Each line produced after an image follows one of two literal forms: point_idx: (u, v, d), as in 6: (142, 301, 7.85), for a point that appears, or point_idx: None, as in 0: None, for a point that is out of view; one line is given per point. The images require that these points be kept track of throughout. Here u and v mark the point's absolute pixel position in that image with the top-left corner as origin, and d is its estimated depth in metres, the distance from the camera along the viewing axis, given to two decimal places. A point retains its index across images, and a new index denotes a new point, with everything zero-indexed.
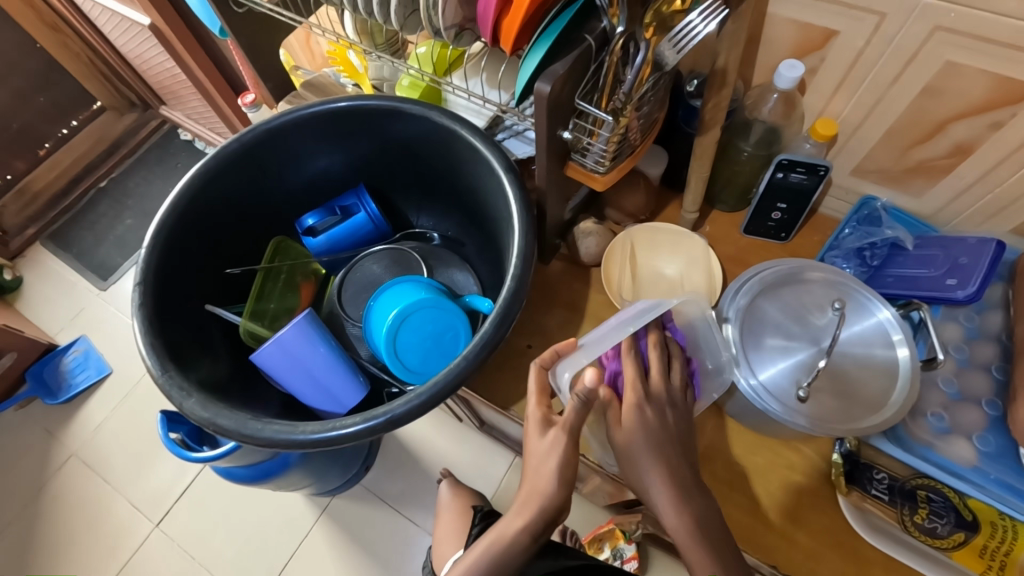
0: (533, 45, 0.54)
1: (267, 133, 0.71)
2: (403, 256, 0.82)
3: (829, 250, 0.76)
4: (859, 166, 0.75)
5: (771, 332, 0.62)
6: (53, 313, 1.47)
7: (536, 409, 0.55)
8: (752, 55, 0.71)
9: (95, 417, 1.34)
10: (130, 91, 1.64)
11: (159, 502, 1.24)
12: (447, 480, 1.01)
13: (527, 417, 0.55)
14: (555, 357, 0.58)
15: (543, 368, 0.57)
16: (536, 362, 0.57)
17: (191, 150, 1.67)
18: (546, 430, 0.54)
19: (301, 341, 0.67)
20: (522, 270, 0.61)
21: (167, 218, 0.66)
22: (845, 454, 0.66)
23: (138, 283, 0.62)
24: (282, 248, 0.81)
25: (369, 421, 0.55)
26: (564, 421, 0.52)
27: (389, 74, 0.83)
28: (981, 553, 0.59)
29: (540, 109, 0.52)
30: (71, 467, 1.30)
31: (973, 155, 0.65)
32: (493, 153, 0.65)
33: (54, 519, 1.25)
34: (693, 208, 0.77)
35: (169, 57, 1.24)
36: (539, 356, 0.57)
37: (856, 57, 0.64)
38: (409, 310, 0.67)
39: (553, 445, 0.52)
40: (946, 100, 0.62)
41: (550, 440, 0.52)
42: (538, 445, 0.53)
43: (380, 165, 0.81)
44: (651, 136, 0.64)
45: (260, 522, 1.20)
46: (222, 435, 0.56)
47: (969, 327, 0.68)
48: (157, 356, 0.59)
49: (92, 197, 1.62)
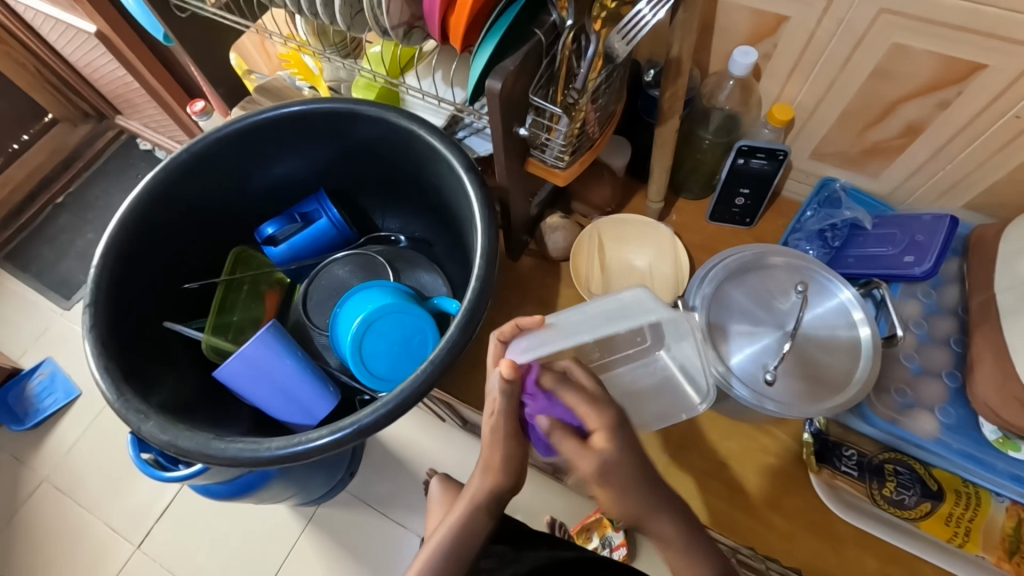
0: (482, 41, 0.53)
1: (218, 142, 0.68)
2: (368, 260, 0.80)
3: (793, 233, 0.77)
4: (818, 149, 0.76)
5: (737, 318, 0.63)
6: (15, 336, 1.41)
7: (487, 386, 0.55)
8: (707, 43, 0.71)
9: (66, 440, 1.30)
10: (82, 101, 1.57)
11: (138, 523, 1.21)
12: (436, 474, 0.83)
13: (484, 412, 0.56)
14: (515, 330, 0.55)
15: (503, 341, 0.56)
16: (496, 333, 0.56)
17: (151, 159, 1.61)
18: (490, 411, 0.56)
19: (265, 354, 0.65)
20: (487, 270, 0.61)
21: (116, 236, 0.63)
22: (815, 434, 0.67)
23: (89, 304, 0.60)
24: (243, 258, 0.79)
25: (337, 433, 0.54)
26: (495, 407, 0.54)
27: (345, 75, 0.81)
28: (947, 521, 0.61)
29: (493, 106, 0.51)
30: (43, 493, 1.26)
31: (924, 134, 0.66)
32: (453, 152, 0.64)
33: (29, 547, 1.21)
34: (658, 198, 0.77)
35: (119, 63, 1.19)
36: (502, 327, 0.56)
37: (807, 42, 0.64)
38: (374, 316, 0.66)
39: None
40: (895, 81, 0.63)
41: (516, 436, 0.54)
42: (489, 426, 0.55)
43: (340, 169, 0.79)
44: (610, 128, 0.64)
45: (244, 536, 1.18)
46: (184, 456, 0.55)
47: (927, 302, 0.69)
48: (111, 379, 0.57)
49: (49, 213, 1.56)
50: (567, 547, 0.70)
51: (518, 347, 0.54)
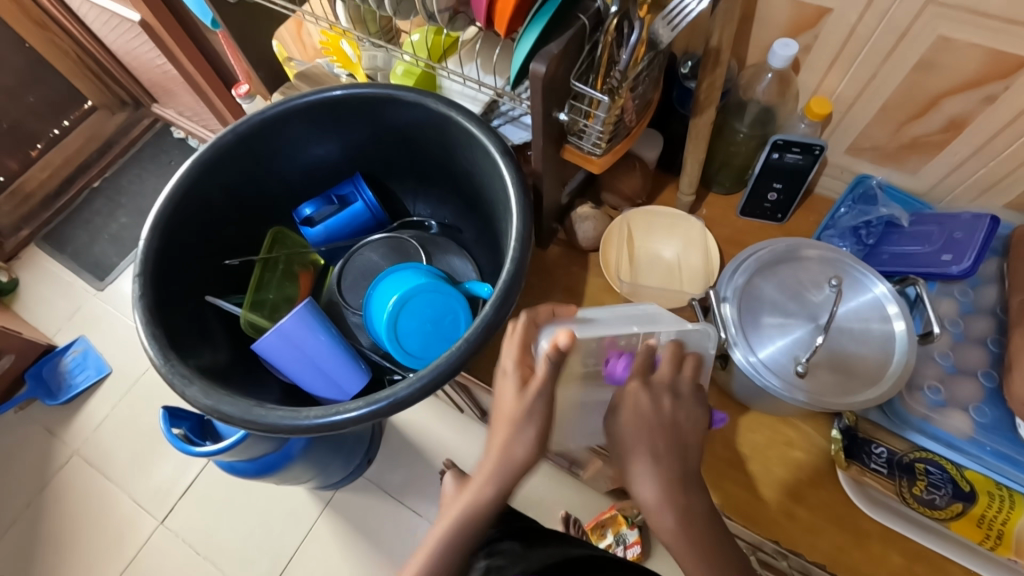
0: (527, 26, 0.55)
1: (263, 123, 0.70)
2: (400, 243, 0.82)
3: (825, 230, 0.77)
4: (854, 145, 0.76)
5: (768, 311, 0.63)
6: (52, 314, 1.47)
7: (514, 363, 0.54)
8: (746, 34, 0.71)
9: (97, 415, 1.34)
10: (121, 89, 1.63)
11: (163, 500, 1.24)
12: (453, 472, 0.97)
13: (506, 413, 0.53)
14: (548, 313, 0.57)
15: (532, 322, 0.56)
16: (527, 315, 0.56)
17: (184, 147, 1.66)
18: (523, 388, 0.53)
19: (302, 329, 0.67)
20: (521, 252, 0.62)
21: (164, 211, 0.65)
22: (844, 430, 0.66)
23: (137, 275, 0.62)
24: (280, 238, 0.82)
25: (373, 404, 0.55)
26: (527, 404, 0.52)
27: (382, 63, 0.82)
28: (979, 522, 0.60)
29: (536, 90, 0.52)
30: (72, 466, 1.30)
31: (967, 130, 0.65)
32: (490, 138, 0.65)
33: (57, 518, 1.25)
34: (690, 190, 0.78)
35: (160, 52, 1.23)
36: (536, 309, 0.57)
37: (849, 34, 0.64)
38: (409, 295, 0.68)
39: (534, 407, 0.52)
40: (939, 75, 0.62)
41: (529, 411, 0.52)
42: (516, 401, 0.52)
43: (375, 154, 0.80)
44: (646, 117, 0.65)
45: (264, 516, 1.20)
46: (226, 422, 0.57)
47: (963, 302, 0.68)
48: (159, 345, 0.59)
49: (86, 196, 1.61)
50: (579, 544, 0.70)
51: (554, 329, 0.54)
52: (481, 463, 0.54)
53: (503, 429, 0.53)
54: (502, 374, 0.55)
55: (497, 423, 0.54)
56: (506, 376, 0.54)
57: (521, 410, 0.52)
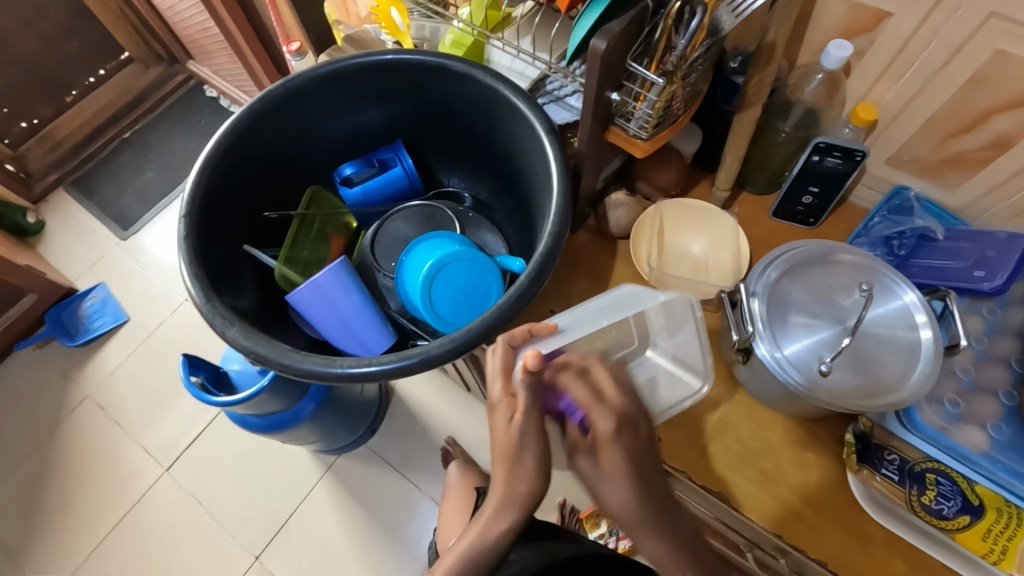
0: (588, 5, 0.58)
1: (314, 81, 0.71)
2: (435, 212, 0.83)
3: (857, 237, 0.76)
4: (895, 156, 0.75)
5: (797, 310, 0.63)
6: (75, 259, 1.49)
7: (500, 394, 0.54)
8: (799, 35, 0.72)
9: (112, 362, 1.37)
10: (157, 44, 1.64)
11: (170, 449, 1.27)
12: (456, 460, 1.04)
13: (495, 442, 0.53)
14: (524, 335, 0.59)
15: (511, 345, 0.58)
16: (507, 339, 0.58)
17: (215, 107, 1.67)
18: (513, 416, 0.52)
19: (337, 286, 0.69)
20: (559, 228, 0.63)
21: (212, 158, 0.67)
22: (857, 435, 0.67)
23: (183, 215, 0.64)
24: (317, 198, 0.83)
25: (404, 360, 0.57)
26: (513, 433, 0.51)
27: (430, 34, 0.83)
28: (984, 536, 0.61)
29: (594, 66, 0.53)
30: (85, 408, 1.33)
31: (1012, 149, 0.65)
32: (536, 114, 0.65)
33: (66, 457, 1.28)
34: (725, 186, 0.78)
35: (205, 11, 1.24)
36: (512, 332, 0.58)
37: (903, 44, 0.64)
38: (443, 261, 0.69)
39: (524, 435, 0.51)
40: (992, 91, 0.62)
41: (516, 429, 0.51)
42: (506, 429, 0.52)
43: (417, 122, 0.82)
44: (693, 108, 0.65)
45: (268, 473, 1.23)
46: (262, 364, 0.58)
47: (990, 320, 0.68)
48: (201, 286, 0.61)
49: (115, 147, 1.63)
50: (574, 539, 0.71)
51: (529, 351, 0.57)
52: (489, 497, 0.53)
53: (501, 466, 0.52)
54: (492, 407, 0.55)
55: (496, 459, 0.52)
56: (496, 410, 0.53)
57: (511, 442, 0.51)
